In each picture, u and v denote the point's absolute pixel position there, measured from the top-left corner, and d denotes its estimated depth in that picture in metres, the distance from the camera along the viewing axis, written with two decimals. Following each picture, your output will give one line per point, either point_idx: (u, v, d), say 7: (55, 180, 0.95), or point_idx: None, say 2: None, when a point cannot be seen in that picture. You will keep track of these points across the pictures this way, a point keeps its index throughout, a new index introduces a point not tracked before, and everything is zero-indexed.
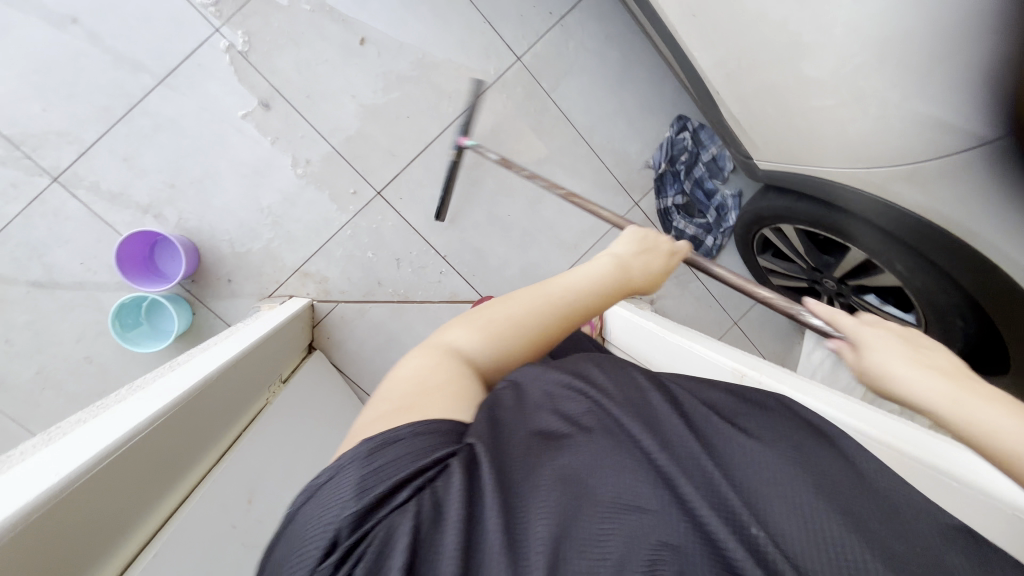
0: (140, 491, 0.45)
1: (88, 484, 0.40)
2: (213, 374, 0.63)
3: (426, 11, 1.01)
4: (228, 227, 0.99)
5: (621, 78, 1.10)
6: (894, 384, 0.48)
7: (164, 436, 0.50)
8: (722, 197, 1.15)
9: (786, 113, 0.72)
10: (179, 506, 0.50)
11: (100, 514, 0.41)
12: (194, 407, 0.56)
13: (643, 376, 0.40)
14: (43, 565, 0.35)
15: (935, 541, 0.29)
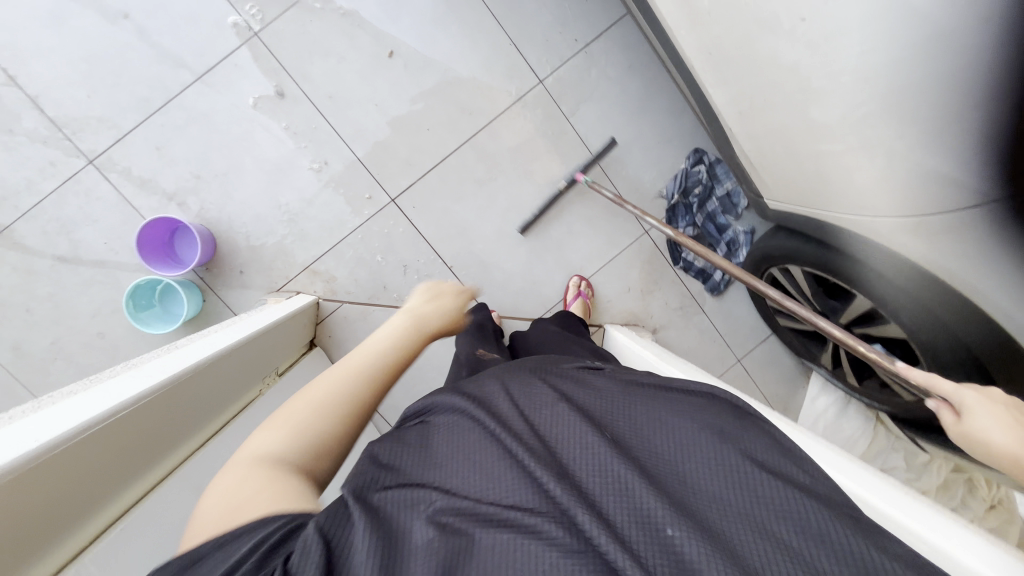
0: (120, 464, 0.47)
1: (71, 451, 0.42)
2: (209, 358, 0.65)
3: (456, 29, 1.04)
4: (246, 220, 1.03)
5: (641, 107, 1.11)
6: (991, 451, 0.48)
7: (152, 413, 0.52)
8: (734, 232, 1.14)
9: (795, 154, 0.72)
10: (157, 484, 0.51)
11: (78, 482, 0.42)
12: (186, 389, 0.58)
13: (546, 391, 0.44)
14: (15, 524, 0.36)
15: (824, 523, 0.34)
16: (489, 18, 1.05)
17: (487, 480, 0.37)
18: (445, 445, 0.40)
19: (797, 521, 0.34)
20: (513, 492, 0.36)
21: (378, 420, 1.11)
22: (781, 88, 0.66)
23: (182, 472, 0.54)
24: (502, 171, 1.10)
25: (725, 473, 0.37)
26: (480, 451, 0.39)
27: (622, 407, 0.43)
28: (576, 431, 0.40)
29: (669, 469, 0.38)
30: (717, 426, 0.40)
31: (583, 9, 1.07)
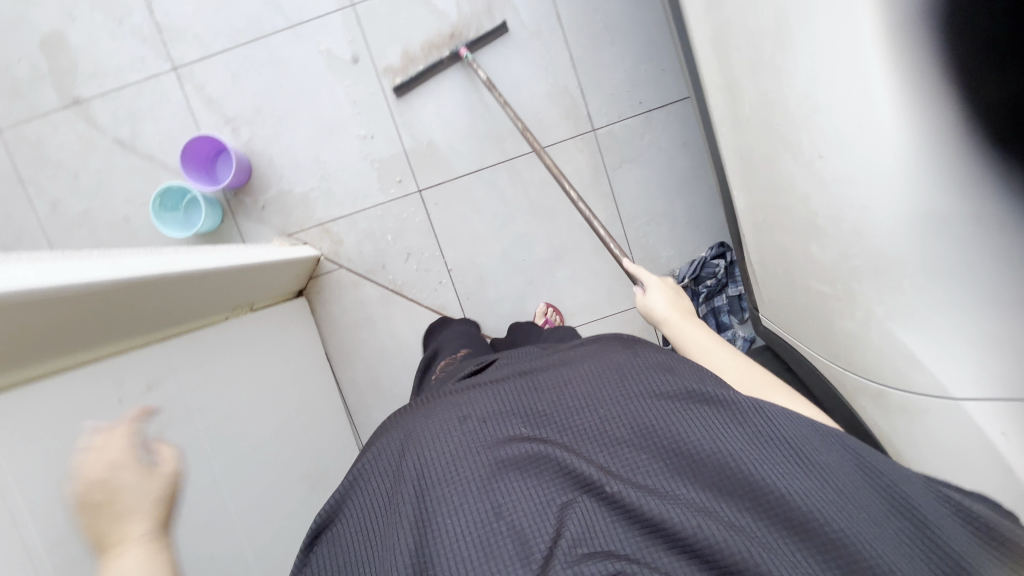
0: (76, 330, 0.51)
1: (51, 303, 0.46)
2: (206, 271, 0.69)
3: (530, 58, 1.09)
4: (284, 164, 1.10)
5: (681, 185, 1.12)
6: (654, 316, 0.68)
7: (129, 298, 0.56)
8: (733, 334, 1.12)
9: (791, 282, 0.71)
10: (89, 361, 0.55)
11: (38, 333, 0.46)
12: (159, 289, 0.61)
13: (443, 415, 0.48)
14: None
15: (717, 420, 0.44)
16: (565, 57, 1.09)
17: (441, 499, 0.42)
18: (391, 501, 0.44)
19: (693, 420, 0.44)
20: (471, 493, 0.42)
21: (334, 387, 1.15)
22: (792, 215, 0.65)
23: (117, 360, 0.58)
24: (529, 200, 1.12)
25: (633, 425, 0.45)
26: (417, 481, 0.44)
27: (517, 407, 0.48)
28: (495, 438, 0.45)
29: (598, 444, 0.44)
30: (604, 391, 0.47)
31: (657, 77, 1.09)
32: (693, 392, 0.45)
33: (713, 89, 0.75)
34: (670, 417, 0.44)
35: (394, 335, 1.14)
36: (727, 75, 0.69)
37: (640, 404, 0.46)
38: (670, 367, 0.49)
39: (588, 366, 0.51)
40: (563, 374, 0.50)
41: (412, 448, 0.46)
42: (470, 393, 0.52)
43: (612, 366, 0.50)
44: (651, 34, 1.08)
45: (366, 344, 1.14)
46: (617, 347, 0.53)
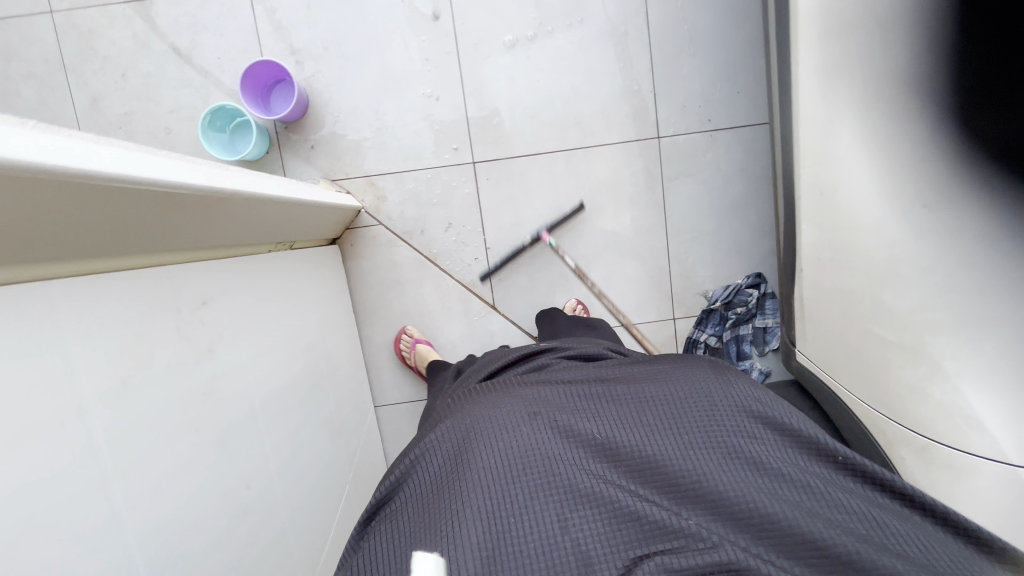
0: (147, 228, 0.48)
1: (130, 192, 0.43)
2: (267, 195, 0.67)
3: (611, 53, 1.07)
4: (342, 108, 1.07)
5: (731, 209, 1.12)
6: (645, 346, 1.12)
7: (199, 204, 0.53)
8: (750, 365, 1.14)
9: (846, 324, 0.72)
10: (152, 263, 0.52)
11: (110, 222, 0.43)
12: (227, 203, 0.59)
13: (530, 399, 0.54)
14: (45, 217, 0.37)
15: (778, 445, 0.50)
16: (645, 59, 1.08)
17: (525, 480, 0.45)
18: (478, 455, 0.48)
19: (760, 440, 0.49)
20: (554, 480, 0.45)
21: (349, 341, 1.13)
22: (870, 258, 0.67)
23: (178, 269, 0.55)
24: (581, 194, 1.11)
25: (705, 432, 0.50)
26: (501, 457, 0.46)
27: (597, 414, 0.52)
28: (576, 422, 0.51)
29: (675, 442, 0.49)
30: (678, 401, 0.53)
31: (731, 97, 1.09)
32: (762, 418, 0.51)
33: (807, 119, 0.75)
34: (737, 430, 0.50)
35: (420, 302, 1.12)
36: (830, 107, 0.69)
37: (713, 417, 0.51)
38: (748, 401, 0.53)
39: (661, 380, 0.56)
40: (642, 391, 0.55)
41: (497, 427, 0.49)
42: (551, 393, 0.55)
43: (685, 387, 0.54)
44: (734, 54, 1.07)
45: (390, 305, 1.12)
46: (691, 372, 0.58)
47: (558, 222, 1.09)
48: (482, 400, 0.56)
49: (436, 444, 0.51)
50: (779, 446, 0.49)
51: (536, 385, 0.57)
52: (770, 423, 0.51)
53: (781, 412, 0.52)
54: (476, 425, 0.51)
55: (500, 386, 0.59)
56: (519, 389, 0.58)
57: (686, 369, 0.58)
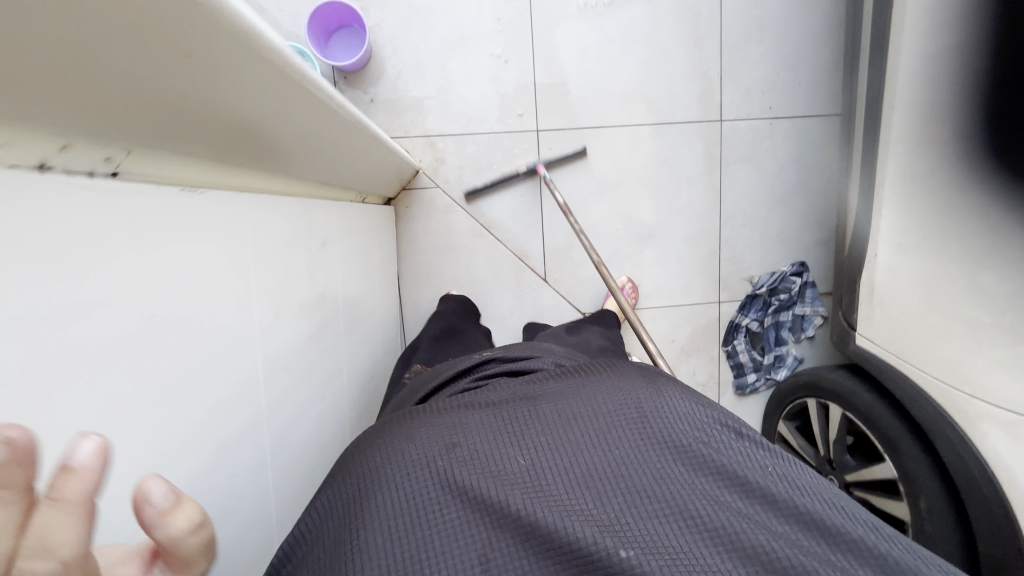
0: (300, 153, 0.46)
1: (313, 105, 0.41)
2: (374, 132, 0.64)
3: (681, 32, 1.07)
4: (406, 61, 1.02)
5: (782, 198, 1.14)
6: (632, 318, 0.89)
7: (337, 132, 0.51)
8: (787, 351, 1.17)
9: (928, 306, 0.75)
10: (285, 190, 0.50)
11: (286, 139, 0.41)
12: (337, 135, 0.52)
13: (445, 412, 0.50)
14: (257, 116, 0.34)
15: (709, 452, 0.45)
16: (715, 40, 1.08)
17: (436, 519, 0.40)
18: (383, 470, 0.44)
19: (689, 448, 0.45)
20: (456, 499, 0.41)
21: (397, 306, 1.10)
22: (961, 240, 0.69)
23: (303, 202, 0.54)
24: (641, 171, 1.11)
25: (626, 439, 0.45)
26: (406, 497, 0.41)
27: (517, 429, 0.46)
28: (486, 433, 0.46)
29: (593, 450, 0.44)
30: (602, 405, 0.48)
31: (793, 87, 1.10)
32: (691, 427, 0.47)
33: (898, 107, 0.77)
34: (661, 438, 0.46)
35: (473, 270, 1.10)
36: (934, 96, 0.71)
37: (637, 424, 0.47)
38: (681, 411, 0.49)
39: (587, 385, 0.52)
40: (568, 400, 0.49)
41: (401, 463, 0.44)
42: (469, 410, 0.50)
43: (613, 393, 0.50)
44: (800, 44, 1.09)
45: (442, 271, 1.10)
46: (622, 380, 0.53)
47: (559, 159, 1.07)
48: (392, 427, 0.50)
49: (335, 491, 0.45)
50: (711, 454, 0.45)
51: (458, 398, 0.53)
52: (706, 432, 0.47)
53: (714, 424, 0.48)
54: (382, 460, 0.45)
55: (414, 409, 0.53)
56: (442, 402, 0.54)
57: (621, 375, 0.54)
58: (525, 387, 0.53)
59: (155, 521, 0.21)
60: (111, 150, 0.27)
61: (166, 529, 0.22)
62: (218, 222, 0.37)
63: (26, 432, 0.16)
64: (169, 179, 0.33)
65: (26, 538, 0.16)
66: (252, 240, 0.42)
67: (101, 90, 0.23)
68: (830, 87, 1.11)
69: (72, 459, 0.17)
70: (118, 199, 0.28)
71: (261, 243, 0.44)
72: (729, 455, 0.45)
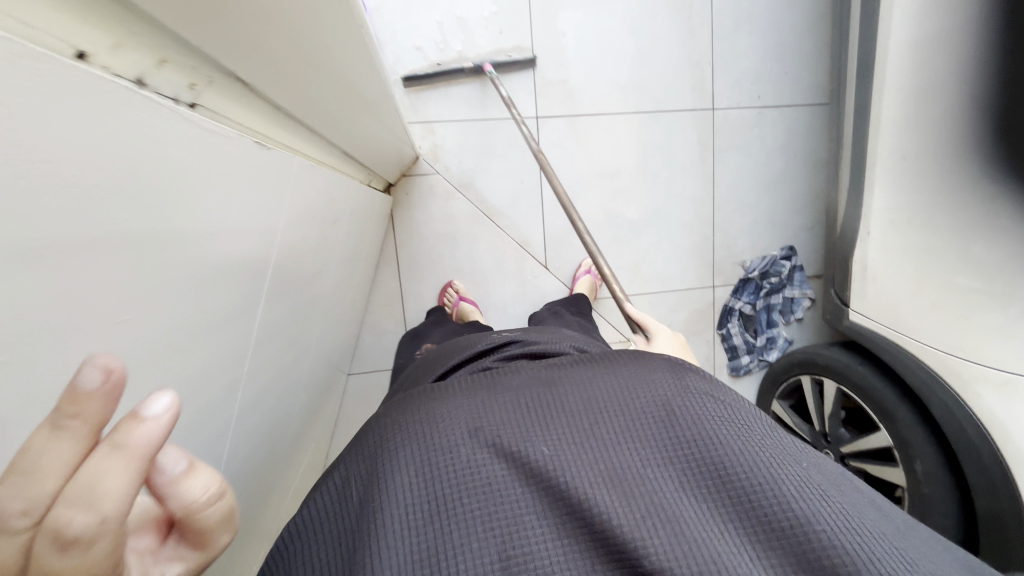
0: (333, 109, 0.46)
1: (351, 44, 0.40)
2: (386, 97, 0.64)
3: (674, 21, 1.10)
4: (404, 46, 1.01)
5: (771, 184, 1.19)
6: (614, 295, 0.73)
7: (362, 90, 0.51)
8: (778, 332, 1.21)
9: (920, 277, 0.79)
10: (319, 156, 0.50)
11: (331, 86, 0.41)
12: (361, 99, 0.51)
13: (457, 395, 0.45)
14: (315, 48, 0.33)
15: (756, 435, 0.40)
16: (707, 30, 1.11)
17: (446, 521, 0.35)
18: (386, 464, 0.39)
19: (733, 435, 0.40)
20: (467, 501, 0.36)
21: (397, 295, 1.09)
22: (955, 213, 0.73)
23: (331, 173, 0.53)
24: (638, 158, 1.13)
25: (658, 428, 0.40)
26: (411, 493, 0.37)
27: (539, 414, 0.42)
28: (500, 423, 0.41)
29: (620, 441, 0.39)
30: (634, 390, 0.43)
31: (779, 77, 1.15)
32: (736, 413, 0.42)
33: (889, 90, 0.81)
34: (698, 423, 0.40)
35: (475, 258, 1.10)
36: (921, 78, 0.75)
37: (673, 410, 0.41)
38: (726, 399, 0.44)
39: (614, 366, 0.46)
40: (594, 384, 0.44)
41: (406, 456, 0.39)
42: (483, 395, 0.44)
43: (645, 376, 0.45)
44: (785, 36, 1.14)
45: (443, 259, 1.09)
46: (655, 364, 0.47)
47: (510, 62, 1.03)
48: (403, 411, 0.44)
49: (342, 487, 0.41)
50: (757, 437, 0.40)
51: (473, 380, 0.48)
52: (752, 419, 0.42)
53: (758, 416, 0.43)
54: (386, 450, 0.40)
55: (426, 391, 0.47)
56: (453, 384, 0.48)
57: (655, 358, 0.48)
58: (546, 372, 0.47)
59: (168, 493, 0.19)
60: (195, 74, 0.25)
61: (181, 498, 0.20)
62: (274, 177, 0.36)
63: (123, 367, 0.16)
64: (242, 130, 0.31)
65: (76, 480, 0.16)
66: (290, 199, 0.41)
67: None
68: (814, 78, 1.16)
69: (146, 409, 0.17)
70: (198, 134, 0.25)
71: (294, 203, 0.42)
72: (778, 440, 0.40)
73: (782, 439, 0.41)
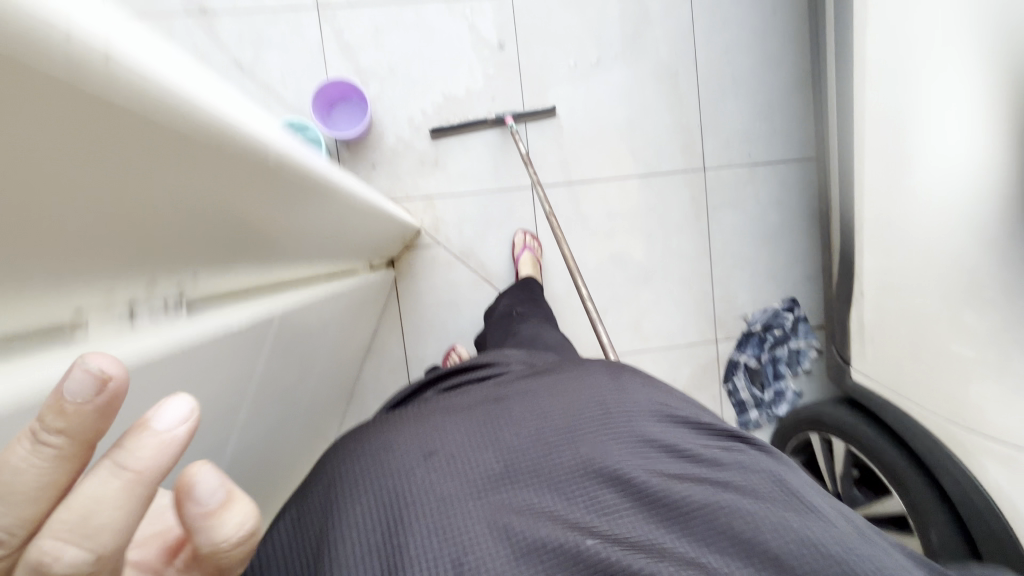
0: (308, 245, 0.50)
1: (324, 196, 0.45)
2: (377, 206, 0.69)
3: (661, 89, 1.15)
4: (403, 128, 1.08)
5: (768, 239, 1.20)
6: None
7: (346, 215, 0.55)
8: (786, 385, 1.19)
9: (916, 341, 0.79)
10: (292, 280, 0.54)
11: (300, 233, 0.45)
12: (346, 220, 0.56)
13: (415, 420, 0.51)
14: (264, 219, 0.38)
15: (666, 436, 0.49)
16: (694, 95, 1.16)
17: (411, 532, 0.41)
18: (358, 485, 0.45)
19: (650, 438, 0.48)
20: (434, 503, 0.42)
21: (402, 361, 1.12)
22: (944, 280, 0.73)
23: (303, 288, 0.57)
24: (633, 220, 1.16)
25: (590, 432, 0.47)
26: (379, 517, 0.42)
27: (492, 424, 0.48)
28: (458, 437, 0.47)
29: (561, 444, 0.46)
30: (568, 398, 0.50)
31: (769, 135, 1.18)
32: (651, 416, 0.50)
33: (870, 158, 0.83)
34: (621, 427, 0.48)
35: (476, 323, 1.13)
36: (900, 146, 0.77)
37: (602, 416, 0.49)
38: (642, 400, 0.51)
39: (548, 380, 0.54)
40: (536, 408, 0.49)
41: (377, 476, 0.45)
42: (437, 420, 0.49)
43: (576, 386, 0.52)
44: (773, 96, 1.17)
45: (445, 325, 1.12)
46: (581, 372, 0.55)
47: (528, 113, 1.09)
48: (365, 440, 0.50)
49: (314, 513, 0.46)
50: (666, 437, 0.49)
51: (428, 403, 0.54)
52: (664, 418, 0.50)
53: (669, 413, 0.51)
54: (355, 475, 0.46)
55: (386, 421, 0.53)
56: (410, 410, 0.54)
57: (581, 368, 0.56)
58: (496, 393, 0.53)
59: (202, 522, 0.21)
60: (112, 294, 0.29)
61: (210, 532, 0.21)
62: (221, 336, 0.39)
63: (120, 382, 0.17)
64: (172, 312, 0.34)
65: (71, 508, 0.18)
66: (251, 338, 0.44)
67: (151, 230, 0.27)
68: (803, 135, 1.18)
69: (157, 420, 0.19)
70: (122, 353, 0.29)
71: None
72: (682, 438, 0.49)
73: (686, 435, 0.50)
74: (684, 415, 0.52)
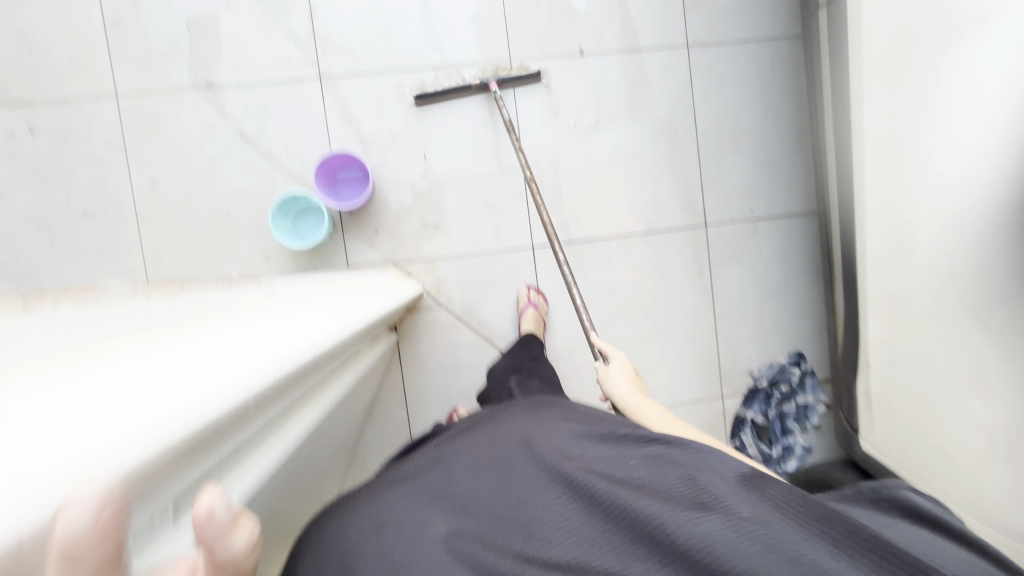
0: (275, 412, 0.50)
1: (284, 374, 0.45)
2: (356, 320, 0.69)
3: (660, 148, 1.15)
4: (405, 194, 1.09)
5: (772, 293, 1.19)
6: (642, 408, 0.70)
7: (323, 354, 0.56)
8: (794, 441, 1.15)
9: (925, 421, 0.78)
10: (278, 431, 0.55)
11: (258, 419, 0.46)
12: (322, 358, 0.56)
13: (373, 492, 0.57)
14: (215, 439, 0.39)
15: (586, 456, 0.54)
16: (694, 153, 1.16)
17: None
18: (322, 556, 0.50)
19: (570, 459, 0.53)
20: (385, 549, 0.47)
21: (405, 423, 1.12)
22: (951, 366, 0.73)
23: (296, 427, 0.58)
24: (635, 278, 1.16)
25: (517, 468, 0.54)
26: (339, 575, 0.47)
27: (437, 480, 0.55)
28: (406, 494, 0.54)
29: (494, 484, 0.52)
30: (498, 445, 0.57)
31: (771, 191, 1.18)
32: (570, 443, 0.56)
33: (871, 232, 0.82)
34: (542, 456, 0.54)
35: (479, 384, 1.13)
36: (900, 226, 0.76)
37: (526, 453, 0.55)
38: (561, 432, 0.58)
39: (483, 432, 0.61)
40: (471, 463, 0.55)
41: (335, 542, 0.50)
42: (393, 491, 0.55)
43: (504, 433, 0.59)
44: (773, 151, 1.17)
45: (449, 387, 1.12)
46: (510, 422, 0.62)
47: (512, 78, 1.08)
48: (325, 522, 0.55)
49: None
50: (586, 458, 0.54)
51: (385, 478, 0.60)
52: (584, 443, 0.56)
53: (589, 437, 0.57)
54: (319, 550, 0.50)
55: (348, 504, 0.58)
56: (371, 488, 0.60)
57: (510, 420, 0.63)
58: (439, 454, 0.60)
59: (217, 544, 0.28)
60: None
61: (228, 547, 0.28)
62: None
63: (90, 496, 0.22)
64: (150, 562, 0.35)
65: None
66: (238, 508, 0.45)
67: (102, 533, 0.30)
68: (804, 189, 1.18)
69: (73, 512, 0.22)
70: None
71: None
72: (602, 455, 0.54)
73: (605, 452, 0.55)
74: (602, 435, 0.57)
